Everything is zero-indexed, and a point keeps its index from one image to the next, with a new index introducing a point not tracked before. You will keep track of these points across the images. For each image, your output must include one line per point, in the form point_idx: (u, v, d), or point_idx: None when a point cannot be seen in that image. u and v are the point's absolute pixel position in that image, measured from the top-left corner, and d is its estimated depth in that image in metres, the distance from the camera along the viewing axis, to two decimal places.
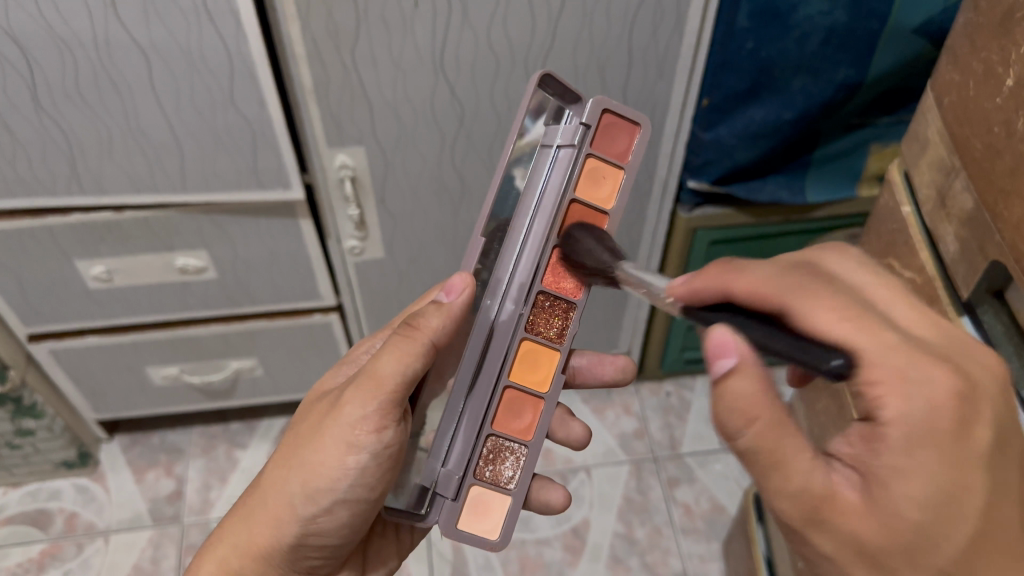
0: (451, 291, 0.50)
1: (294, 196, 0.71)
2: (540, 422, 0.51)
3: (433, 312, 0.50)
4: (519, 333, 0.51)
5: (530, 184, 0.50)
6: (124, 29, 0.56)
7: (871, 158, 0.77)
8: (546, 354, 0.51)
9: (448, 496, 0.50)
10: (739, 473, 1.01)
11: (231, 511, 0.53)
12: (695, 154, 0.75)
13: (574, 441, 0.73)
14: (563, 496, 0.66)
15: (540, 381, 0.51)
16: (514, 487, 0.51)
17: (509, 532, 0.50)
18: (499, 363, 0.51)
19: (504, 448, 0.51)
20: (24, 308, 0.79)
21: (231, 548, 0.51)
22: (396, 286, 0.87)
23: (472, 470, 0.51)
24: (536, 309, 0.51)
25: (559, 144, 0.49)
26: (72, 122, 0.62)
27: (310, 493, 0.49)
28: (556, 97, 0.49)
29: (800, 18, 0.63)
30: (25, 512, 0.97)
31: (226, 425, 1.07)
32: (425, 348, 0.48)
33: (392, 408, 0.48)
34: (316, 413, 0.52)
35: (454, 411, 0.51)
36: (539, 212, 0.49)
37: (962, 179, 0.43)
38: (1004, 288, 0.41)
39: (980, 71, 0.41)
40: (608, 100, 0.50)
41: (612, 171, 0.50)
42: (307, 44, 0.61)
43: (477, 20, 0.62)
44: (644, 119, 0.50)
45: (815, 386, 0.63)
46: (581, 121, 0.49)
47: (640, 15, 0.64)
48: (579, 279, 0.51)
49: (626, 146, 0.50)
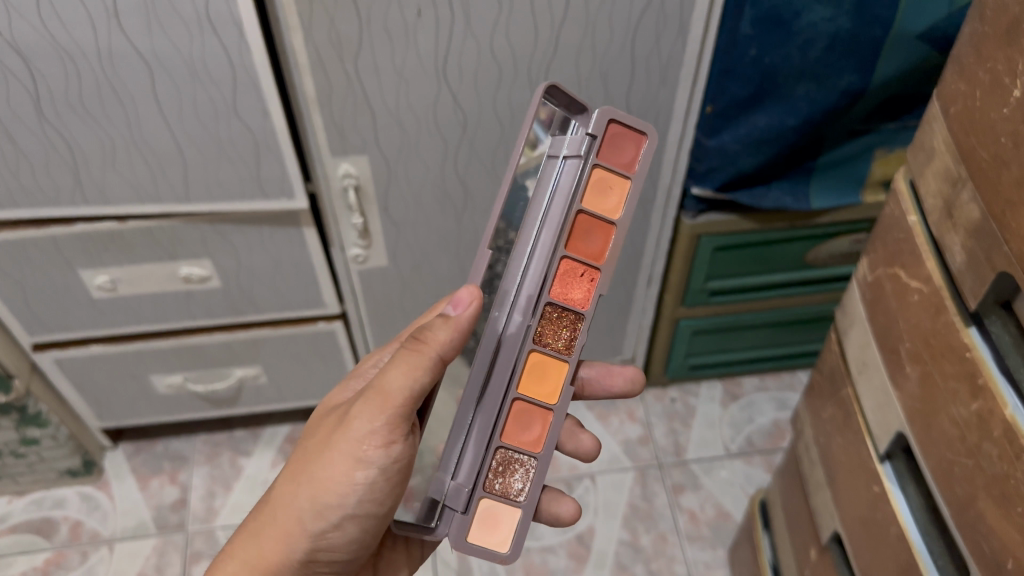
0: (458, 304, 0.48)
1: (296, 205, 0.71)
2: (549, 434, 0.51)
3: (441, 325, 0.48)
4: (527, 346, 0.51)
5: (535, 196, 0.50)
6: (127, 40, 0.57)
7: (875, 164, 0.77)
8: (555, 366, 0.51)
9: (458, 509, 0.50)
10: (744, 480, 1.00)
11: (241, 526, 0.53)
12: (698, 161, 0.74)
13: (583, 453, 0.73)
14: (573, 510, 0.66)
15: (549, 394, 0.51)
16: (524, 499, 0.51)
17: (520, 545, 0.50)
18: (508, 375, 0.51)
19: (513, 460, 0.51)
20: (29, 318, 0.79)
21: (241, 564, 0.51)
22: (399, 294, 0.87)
23: (482, 483, 0.51)
24: (543, 321, 0.51)
25: (566, 155, 0.49)
26: (75, 134, 0.62)
27: (319, 509, 0.49)
28: (561, 107, 0.48)
29: (804, 25, 0.63)
30: (29, 520, 0.97)
31: (230, 432, 1.07)
32: (433, 362, 0.47)
33: (400, 423, 0.48)
34: (325, 427, 0.52)
35: (463, 424, 0.51)
36: (546, 224, 0.49)
37: (969, 189, 0.43)
38: (1012, 297, 0.40)
39: (986, 81, 0.41)
40: (614, 110, 0.49)
41: (618, 180, 0.49)
42: (310, 54, 0.61)
43: (478, 28, 0.62)
44: (652, 129, 0.49)
45: (820, 394, 0.63)
46: (587, 132, 0.48)
47: (643, 23, 0.64)
48: (586, 290, 0.51)
49: (634, 155, 0.49)
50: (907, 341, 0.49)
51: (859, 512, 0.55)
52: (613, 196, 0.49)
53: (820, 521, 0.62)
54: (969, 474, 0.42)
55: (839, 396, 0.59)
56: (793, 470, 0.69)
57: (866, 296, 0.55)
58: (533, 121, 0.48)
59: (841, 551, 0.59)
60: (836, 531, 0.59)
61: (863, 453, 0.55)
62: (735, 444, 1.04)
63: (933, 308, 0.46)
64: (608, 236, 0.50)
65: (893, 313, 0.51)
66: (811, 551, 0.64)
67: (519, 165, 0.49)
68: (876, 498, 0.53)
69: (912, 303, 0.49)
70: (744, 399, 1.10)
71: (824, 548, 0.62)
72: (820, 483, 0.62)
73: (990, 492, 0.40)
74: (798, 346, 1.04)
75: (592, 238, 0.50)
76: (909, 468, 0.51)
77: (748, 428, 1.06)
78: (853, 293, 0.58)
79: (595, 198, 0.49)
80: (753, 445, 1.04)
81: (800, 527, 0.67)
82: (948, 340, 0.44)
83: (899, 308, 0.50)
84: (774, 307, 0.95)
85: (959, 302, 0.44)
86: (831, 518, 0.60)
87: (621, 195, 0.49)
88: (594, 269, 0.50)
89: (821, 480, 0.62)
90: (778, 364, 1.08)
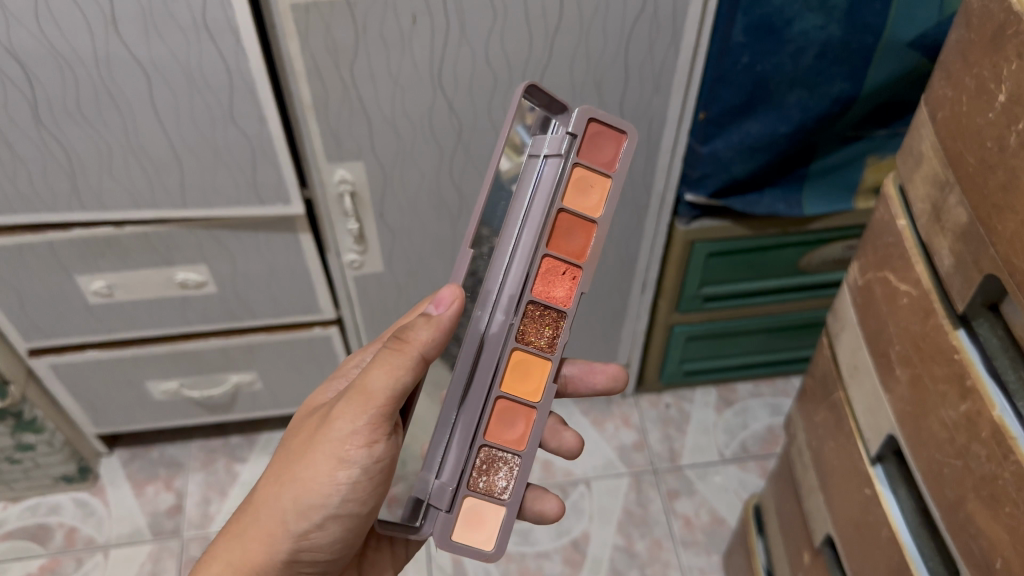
0: (440, 304, 0.49)
1: (292, 211, 0.72)
2: (532, 432, 0.51)
3: (423, 324, 0.48)
4: (510, 344, 0.51)
5: (518, 193, 0.50)
6: (126, 48, 0.57)
7: (868, 170, 0.78)
8: (537, 364, 0.52)
9: (442, 508, 0.50)
10: (739, 485, 1.00)
11: (224, 528, 0.53)
12: (691, 167, 0.75)
13: (566, 451, 0.73)
14: (557, 506, 0.66)
15: (531, 391, 0.51)
16: (508, 497, 0.51)
17: (504, 543, 0.50)
18: (490, 373, 0.51)
19: (496, 458, 0.51)
20: (25, 323, 0.79)
21: (224, 565, 0.50)
22: (395, 299, 0.87)
23: (466, 481, 0.51)
24: (526, 319, 0.51)
25: (546, 154, 0.49)
26: (72, 140, 0.63)
27: (302, 509, 0.49)
28: (541, 107, 0.49)
29: (795, 32, 0.64)
30: (24, 526, 0.97)
31: (226, 439, 1.07)
32: (415, 362, 0.47)
33: (382, 423, 0.48)
34: (307, 427, 0.52)
35: (446, 423, 0.51)
36: (527, 222, 0.50)
37: (956, 193, 0.43)
38: (1000, 299, 0.41)
39: (972, 86, 0.41)
40: (594, 110, 0.49)
41: (599, 180, 0.49)
42: (306, 61, 0.62)
43: (473, 36, 0.63)
44: (633, 128, 0.50)
45: (812, 399, 0.63)
46: (567, 131, 0.48)
47: (636, 31, 0.64)
48: (568, 288, 0.51)
49: (614, 154, 0.50)
50: (897, 344, 0.49)
51: (851, 516, 0.55)
52: (594, 194, 0.50)
53: (813, 524, 0.62)
54: (958, 476, 0.42)
55: (832, 400, 0.59)
56: (787, 474, 0.69)
57: (857, 300, 0.56)
58: (515, 123, 0.49)
59: (833, 554, 0.59)
60: (829, 534, 0.59)
61: (855, 457, 0.55)
62: (729, 450, 1.04)
63: (922, 311, 0.47)
64: (589, 235, 0.50)
65: (884, 316, 0.51)
66: (805, 555, 0.64)
67: (502, 169, 0.50)
68: (867, 501, 0.53)
69: (901, 306, 0.49)
70: (738, 405, 1.10)
71: (817, 551, 0.62)
72: (813, 486, 0.62)
73: (979, 492, 0.40)
74: (794, 351, 1.04)
75: (573, 237, 0.50)
76: (900, 470, 0.51)
77: (743, 434, 1.06)
78: (844, 297, 0.58)
79: (575, 197, 0.49)
80: (747, 450, 1.04)
81: (793, 531, 0.67)
82: (938, 343, 0.45)
83: (889, 312, 0.51)
84: (768, 313, 0.95)
85: (948, 304, 0.45)
86: (824, 521, 0.60)
87: (602, 193, 0.50)
88: (575, 267, 0.50)
89: (813, 483, 0.62)
90: (773, 369, 1.08)
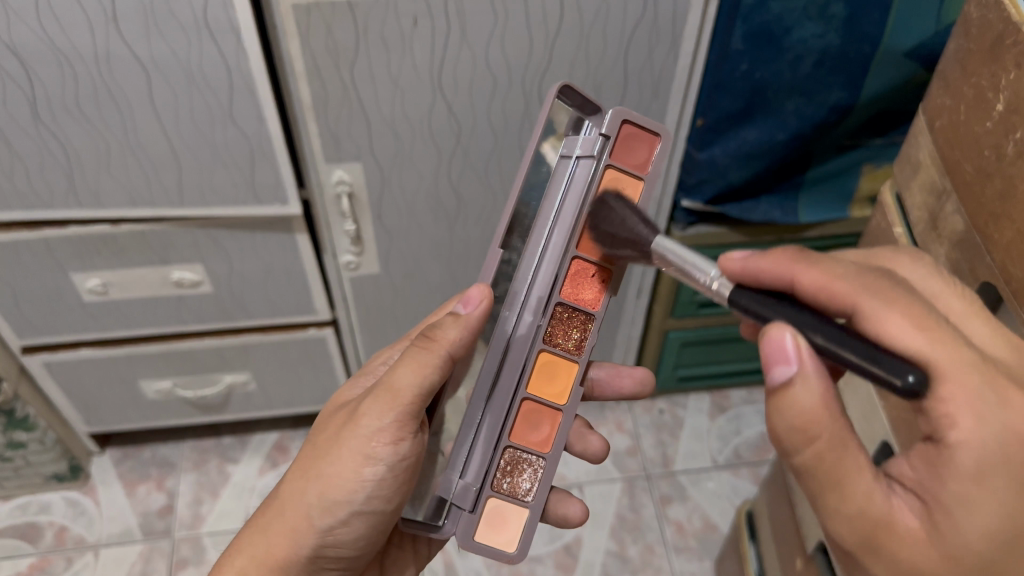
0: (469, 303, 0.49)
1: (289, 212, 0.71)
2: (557, 434, 0.51)
3: (451, 323, 0.48)
4: (537, 345, 0.51)
5: (550, 193, 0.50)
6: (125, 45, 0.57)
7: (863, 179, 0.79)
8: (565, 366, 0.51)
9: (465, 508, 0.50)
10: (731, 491, 1.01)
11: (247, 523, 0.53)
12: (689, 174, 0.75)
13: (591, 455, 0.73)
14: (581, 510, 0.66)
15: (557, 394, 0.51)
16: (531, 499, 0.50)
17: (527, 545, 0.50)
18: (517, 374, 0.51)
19: (522, 460, 0.51)
20: (19, 321, 0.79)
21: (248, 559, 0.50)
22: (390, 302, 0.87)
23: (490, 482, 0.50)
24: (554, 321, 0.51)
25: (579, 154, 0.49)
26: (70, 136, 0.63)
27: (327, 505, 0.49)
28: (575, 108, 0.50)
29: (794, 41, 0.64)
30: (13, 525, 0.97)
31: (218, 439, 1.07)
32: (443, 360, 0.48)
33: (409, 420, 0.48)
34: (334, 423, 0.51)
35: (471, 422, 0.51)
36: (558, 223, 0.49)
37: (953, 201, 0.43)
38: (995, 308, 0.41)
39: (971, 96, 0.42)
40: (627, 112, 0.50)
41: (632, 182, 0.49)
42: (307, 62, 0.62)
43: (474, 39, 0.63)
44: (666, 130, 0.50)
45: None
46: (600, 132, 0.49)
47: (636, 36, 0.65)
48: (597, 291, 0.51)
49: (647, 156, 0.50)
50: None
51: None
52: (627, 197, 0.49)
53: (806, 530, 0.62)
54: None
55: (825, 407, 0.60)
56: (781, 480, 0.70)
57: None
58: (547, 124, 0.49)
59: (825, 559, 0.59)
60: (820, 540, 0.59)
61: None
62: (722, 456, 1.05)
63: None
64: None
65: None
66: (797, 560, 0.64)
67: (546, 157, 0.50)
68: None
69: None
70: (732, 411, 1.10)
71: (809, 557, 0.62)
72: None
73: None
74: None
75: None
76: None
77: (736, 440, 1.06)
78: None
79: None
80: (741, 457, 1.05)
81: (786, 537, 0.67)
82: None
83: None
84: None
85: None
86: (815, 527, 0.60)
87: (635, 195, 0.49)
88: (604, 270, 0.50)
89: None
90: None
